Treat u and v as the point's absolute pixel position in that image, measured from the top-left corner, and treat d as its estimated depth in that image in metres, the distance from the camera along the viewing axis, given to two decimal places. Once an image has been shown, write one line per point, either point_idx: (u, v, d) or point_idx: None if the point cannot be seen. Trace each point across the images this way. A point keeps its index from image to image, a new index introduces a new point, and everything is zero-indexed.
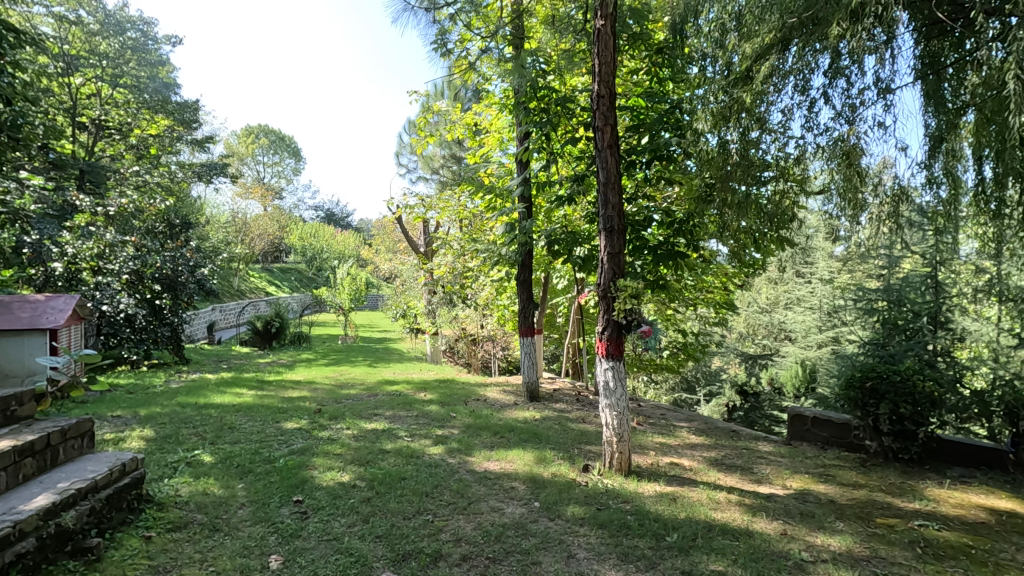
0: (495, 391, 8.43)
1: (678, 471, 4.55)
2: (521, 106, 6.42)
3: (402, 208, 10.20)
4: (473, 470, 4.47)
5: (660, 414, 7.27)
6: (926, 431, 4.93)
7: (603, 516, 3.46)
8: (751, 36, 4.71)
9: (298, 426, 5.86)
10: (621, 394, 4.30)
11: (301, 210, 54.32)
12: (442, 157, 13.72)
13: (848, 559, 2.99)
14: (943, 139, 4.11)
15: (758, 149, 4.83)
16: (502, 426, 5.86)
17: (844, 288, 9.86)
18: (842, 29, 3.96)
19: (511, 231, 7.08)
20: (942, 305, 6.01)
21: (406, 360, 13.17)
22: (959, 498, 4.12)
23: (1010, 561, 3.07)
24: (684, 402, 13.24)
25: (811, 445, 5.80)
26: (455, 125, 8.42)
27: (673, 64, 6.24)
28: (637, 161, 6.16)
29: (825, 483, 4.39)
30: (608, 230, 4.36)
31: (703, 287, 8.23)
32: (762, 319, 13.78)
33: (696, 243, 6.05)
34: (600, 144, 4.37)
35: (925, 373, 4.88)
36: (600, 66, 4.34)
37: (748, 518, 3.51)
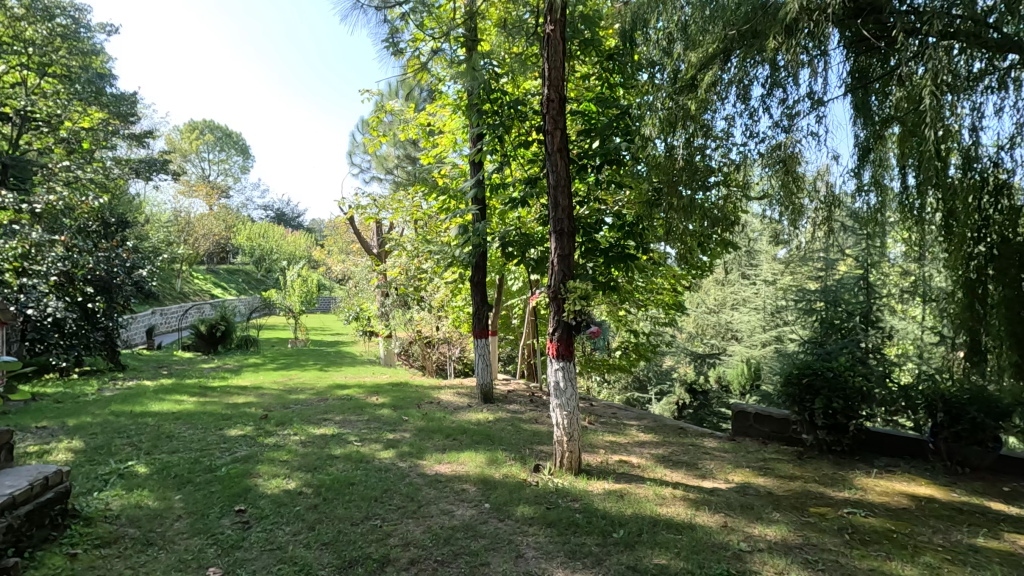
0: (448, 393, 8.40)
1: (626, 468, 4.66)
2: (474, 108, 6.42)
3: (354, 208, 10.01)
4: (424, 473, 4.44)
5: (611, 413, 7.40)
6: (857, 424, 5.21)
7: (551, 515, 3.50)
8: (696, 46, 4.95)
9: (242, 433, 5.65)
10: (571, 394, 4.36)
11: (249, 209, 52.36)
12: (396, 157, 13.59)
13: (782, 547, 3.13)
14: (869, 149, 4.41)
15: (703, 155, 5.00)
16: (454, 429, 5.83)
17: (785, 289, 10.30)
18: (778, 43, 4.29)
19: (464, 234, 7.07)
20: (873, 306, 6.36)
21: (358, 364, 12.89)
22: (884, 486, 4.39)
23: (927, 543, 3.29)
24: (637, 401, 13.49)
25: (753, 440, 6.05)
26: (408, 125, 8.36)
27: (623, 70, 6.36)
28: (589, 164, 6.25)
29: (765, 476, 4.59)
30: (558, 232, 4.41)
31: (653, 288, 8.43)
32: (710, 319, 14.21)
33: (646, 246, 6.18)
34: (550, 148, 4.43)
35: (855, 368, 5.22)
36: (550, 71, 4.40)
37: (691, 512, 3.62)
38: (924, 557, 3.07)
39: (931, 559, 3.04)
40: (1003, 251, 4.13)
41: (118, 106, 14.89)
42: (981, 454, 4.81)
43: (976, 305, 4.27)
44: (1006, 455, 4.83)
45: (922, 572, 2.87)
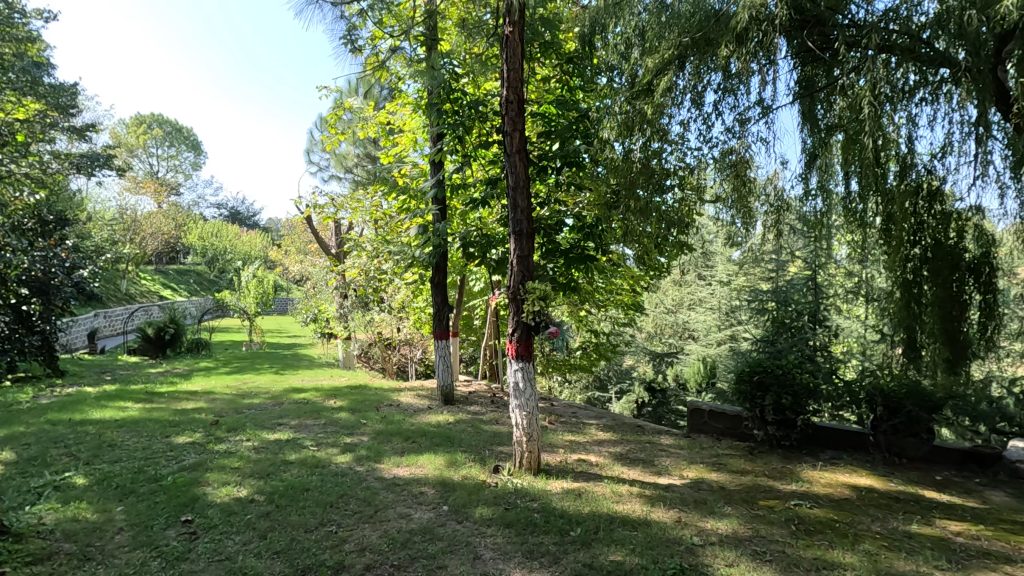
0: (409, 395, 8.30)
1: (585, 467, 4.71)
2: (434, 107, 6.37)
3: (312, 207, 9.77)
4: (382, 477, 4.37)
5: (571, 412, 7.47)
6: (804, 419, 5.46)
7: (510, 516, 3.50)
8: (652, 52, 5.04)
9: (191, 440, 5.44)
10: (531, 394, 4.38)
11: (201, 208, 50.41)
12: (356, 156, 13.32)
13: (733, 540, 3.23)
14: (815, 156, 4.61)
15: (660, 158, 5.11)
16: (414, 431, 5.77)
17: (739, 289, 10.61)
18: (730, 51, 4.47)
19: (424, 234, 7.04)
20: (820, 305, 6.62)
21: (316, 366, 12.58)
22: (829, 478, 4.59)
23: (867, 531, 3.45)
24: (598, 401, 13.65)
25: (708, 437, 6.20)
26: (368, 123, 8.22)
27: (582, 74, 6.41)
28: (549, 167, 6.21)
29: (717, 471, 4.72)
30: (517, 233, 4.42)
31: (613, 288, 8.55)
32: (668, 319, 14.48)
33: (605, 247, 6.24)
34: (509, 149, 4.44)
35: (803, 366, 5.44)
36: (508, 73, 4.41)
37: (647, 508, 3.69)
38: (863, 544, 3.22)
39: (870, 546, 3.19)
40: (935, 254, 4.45)
41: (57, 97, 14.10)
42: (915, 445, 5.15)
43: (912, 305, 4.58)
44: (939, 445, 5.16)
45: (861, 559, 3.01)
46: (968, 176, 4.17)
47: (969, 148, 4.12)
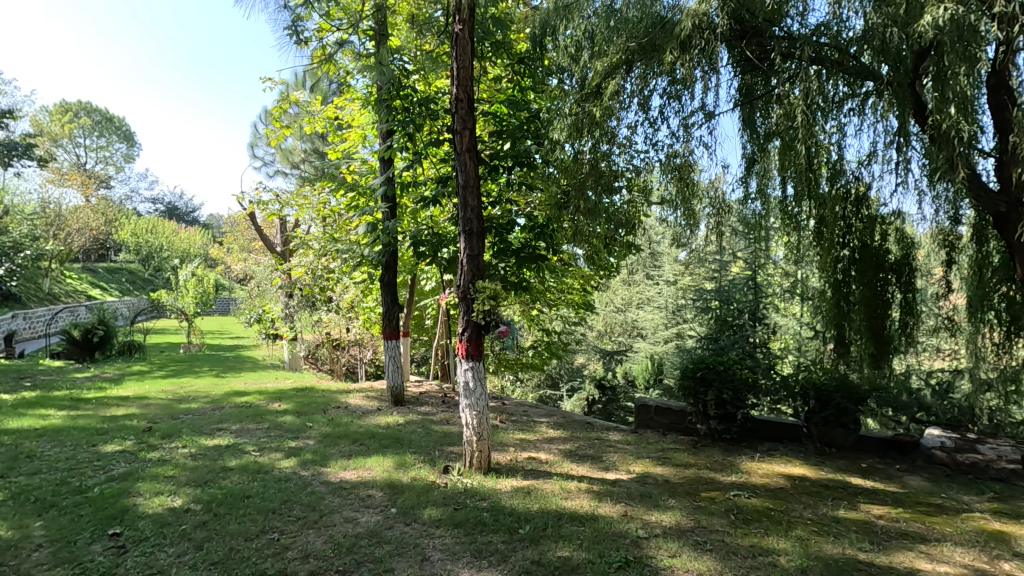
0: (358, 397, 8.13)
1: (534, 465, 4.75)
2: (383, 104, 6.26)
3: (255, 203, 9.40)
4: (328, 481, 4.26)
5: (522, 411, 7.51)
6: (744, 413, 5.69)
7: (459, 516, 3.48)
8: (601, 55, 5.15)
9: (120, 448, 5.12)
10: (481, 394, 4.38)
11: (134, 202, 47.58)
12: (303, 151, 12.88)
13: (676, 531, 3.33)
14: (754, 161, 4.81)
15: (609, 161, 5.20)
16: (362, 433, 5.66)
17: (685, 289, 10.93)
18: (675, 57, 4.66)
19: (372, 232, 6.89)
20: (759, 303, 6.91)
21: (260, 369, 12.12)
22: (766, 468, 4.81)
23: (799, 518, 3.64)
24: (549, 399, 13.77)
25: (654, 432, 6.34)
26: (315, 118, 7.99)
27: (533, 75, 6.41)
28: (501, 166, 6.20)
29: (662, 465, 4.86)
30: (467, 232, 4.41)
31: (563, 288, 8.63)
32: (617, 318, 14.73)
33: (556, 247, 6.30)
34: (459, 148, 4.42)
35: (743, 362, 5.68)
36: (458, 70, 4.38)
37: (594, 504, 3.76)
38: (795, 530, 3.40)
39: (802, 532, 3.37)
40: (862, 256, 5.03)
41: None
42: (844, 435, 5.48)
43: (842, 303, 5.08)
44: (864, 435, 5.50)
45: (794, 545, 3.17)
46: (891, 184, 4.51)
47: (892, 157, 4.42)
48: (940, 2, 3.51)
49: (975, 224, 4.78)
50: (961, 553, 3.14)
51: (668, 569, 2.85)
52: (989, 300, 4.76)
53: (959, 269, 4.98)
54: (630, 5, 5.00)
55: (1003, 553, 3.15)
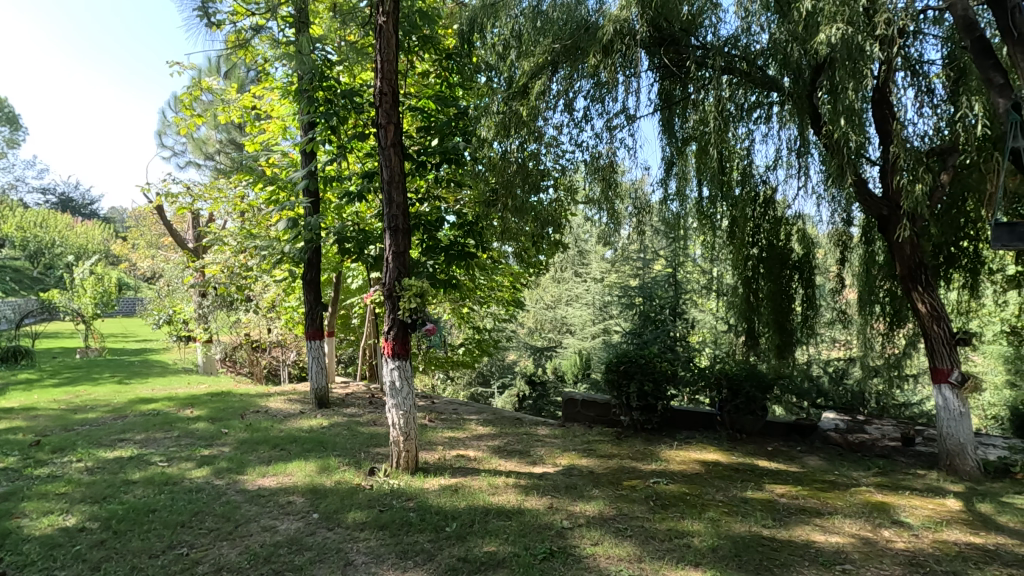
0: (278, 400, 7.76)
1: (462, 462, 4.74)
2: (304, 94, 6.01)
3: (162, 196, 8.74)
4: (244, 489, 4.05)
5: (452, 409, 7.46)
6: (663, 404, 5.98)
7: (384, 517, 3.42)
8: (527, 55, 5.26)
9: (1, 466, 4.61)
10: (407, 393, 4.32)
11: (20, 193, 42.81)
12: (219, 142, 12.03)
13: (599, 520, 3.44)
14: (672, 163, 5.03)
15: (537, 160, 5.28)
16: (283, 438, 5.42)
17: (611, 286, 11.23)
18: (598, 60, 4.83)
19: (294, 227, 6.57)
20: (679, 300, 7.23)
21: (169, 374, 11.28)
22: (683, 456, 5.07)
23: (712, 500, 3.87)
24: (480, 396, 13.73)
25: (581, 425, 6.50)
26: (230, 107, 7.52)
27: (462, 71, 6.32)
28: (428, 162, 6.08)
29: (587, 457, 5.01)
30: (392, 228, 4.32)
31: (493, 286, 8.63)
32: (547, 315, 14.90)
33: (486, 244, 6.29)
34: (383, 142, 4.32)
35: (662, 355, 5.95)
36: (382, 63, 4.28)
37: (521, 498, 3.81)
38: (708, 512, 3.61)
39: (714, 514, 3.58)
40: (769, 254, 5.50)
41: None
42: (753, 421, 5.87)
43: (751, 298, 5.60)
44: (771, 420, 5.94)
45: (706, 526, 3.37)
46: (793, 187, 4.90)
47: (794, 163, 4.76)
48: (832, 21, 3.81)
49: (865, 226, 5.30)
50: (850, 524, 3.46)
51: (591, 558, 2.93)
52: (876, 294, 5.30)
53: (850, 266, 5.51)
54: (556, 6, 5.18)
55: (885, 522, 3.50)
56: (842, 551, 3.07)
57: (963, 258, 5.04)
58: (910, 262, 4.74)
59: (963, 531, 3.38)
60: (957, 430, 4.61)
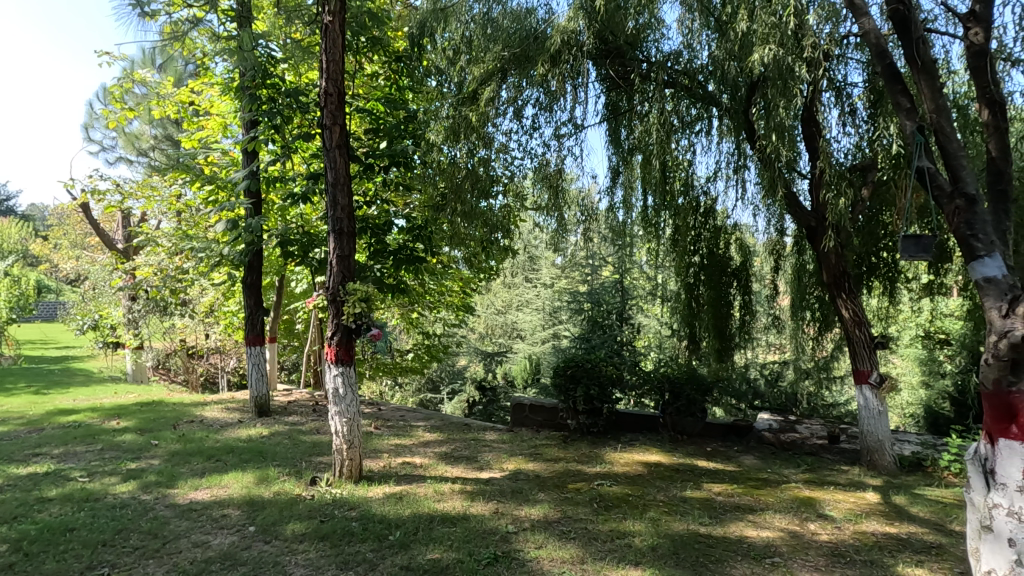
0: (215, 409, 7.42)
1: (408, 470, 4.68)
2: (246, 91, 5.81)
3: (89, 193, 8.20)
4: (174, 504, 3.84)
5: (399, 416, 7.34)
6: (609, 407, 6.11)
7: (325, 527, 3.33)
8: (477, 62, 5.29)
9: None
10: (352, 399, 4.22)
11: None
12: (153, 137, 11.39)
13: (543, 524, 3.48)
14: (618, 172, 5.16)
15: (487, 165, 5.30)
16: (218, 449, 5.18)
17: (561, 291, 11.35)
18: (546, 69, 4.93)
19: (234, 229, 6.30)
20: (626, 305, 7.40)
21: (93, 383, 10.56)
22: (626, 458, 5.19)
23: (653, 500, 3.99)
24: (429, 403, 13.53)
25: (528, 429, 6.54)
26: (165, 101, 7.17)
27: (411, 74, 6.26)
28: (376, 165, 5.96)
29: (534, 461, 5.05)
30: (337, 232, 4.23)
31: (443, 290, 8.57)
32: (498, 320, 14.88)
33: (435, 249, 6.24)
34: (328, 143, 4.23)
35: (608, 359, 6.09)
36: (328, 64, 4.19)
37: (467, 504, 3.80)
38: (650, 512, 3.71)
39: (654, 513, 3.69)
40: (709, 262, 5.73)
41: None
42: (692, 423, 6.06)
43: (693, 304, 5.82)
44: (710, 422, 6.16)
45: (647, 525, 3.46)
46: (732, 198, 5.12)
47: (732, 176, 4.99)
48: (765, 42, 4.04)
49: (796, 236, 5.60)
50: (779, 519, 3.65)
51: (535, 560, 2.96)
52: (806, 301, 5.62)
53: (783, 274, 5.81)
54: (506, 15, 5.25)
55: (811, 516, 3.71)
56: (772, 545, 3.22)
57: (882, 267, 5.42)
58: (835, 271, 5.05)
59: (880, 522, 3.62)
60: (877, 427, 4.94)
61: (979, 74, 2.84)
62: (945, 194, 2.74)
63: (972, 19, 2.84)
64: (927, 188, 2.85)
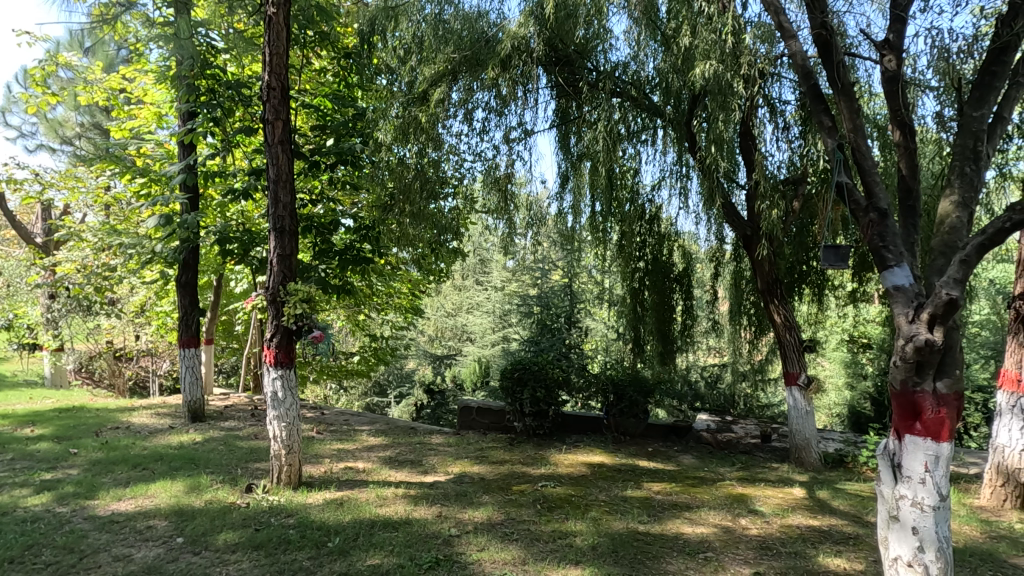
0: (143, 415, 7.01)
1: (350, 475, 4.57)
2: (183, 81, 5.54)
3: (4, 182, 7.59)
4: (94, 516, 3.60)
5: (342, 420, 7.17)
6: (555, 409, 6.19)
7: (259, 536, 3.21)
8: (428, 62, 5.24)
9: None
10: (292, 403, 4.10)
11: None
12: (79, 125, 10.68)
13: (487, 526, 3.49)
14: (567, 177, 5.24)
15: (437, 167, 5.27)
16: (145, 456, 4.90)
17: (512, 294, 11.41)
18: (497, 73, 4.97)
19: (168, 224, 5.97)
20: (574, 309, 7.52)
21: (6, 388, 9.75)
22: (571, 459, 5.28)
23: (595, 500, 4.07)
24: (376, 406, 13.24)
25: (475, 432, 6.53)
26: (93, 87, 6.73)
27: (361, 72, 6.17)
28: (322, 163, 5.81)
29: (479, 464, 5.05)
30: (278, 230, 4.10)
31: (391, 292, 8.44)
32: (448, 322, 14.76)
33: (382, 250, 6.13)
34: (270, 139, 4.10)
35: (555, 362, 6.19)
36: (271, 57, 4.05)
37: (410, 508, 3.75)
38: (591, 512, 3.79)
39: (595, 513, 3.76)
40: (653, 267, 5.91)
41: None
42: (635, 423, 6.24)
43: (637, 308, 5.98)
44: (651, 423, 6.35)
45: (588, 525, 3.53)
46: (676, 206, 5.30)
47: (676, 184, 5.16)
48: (706, 58, 4.22)
49: (735, 245, 5.85)
50: (714, 515, 3.80)
51: (477, 563, 2.96)
52: (743, 306, 5.89)
53: (722, 280, 6.07)
54: (458, 17, 5.25)
55: (742, 511, 3.89)
56: (705, 540, 3.35)
57: (812, 275, 5.75)
58: (768, 277, 5.32)
59: (804, 516, 3.83)
60: (804, 426, 5.24)
61: (892, 98, 3.08)
62: (860, 209, 2.94)
63: (887, 47, 3.09)
64: (845, 203, 3.05)
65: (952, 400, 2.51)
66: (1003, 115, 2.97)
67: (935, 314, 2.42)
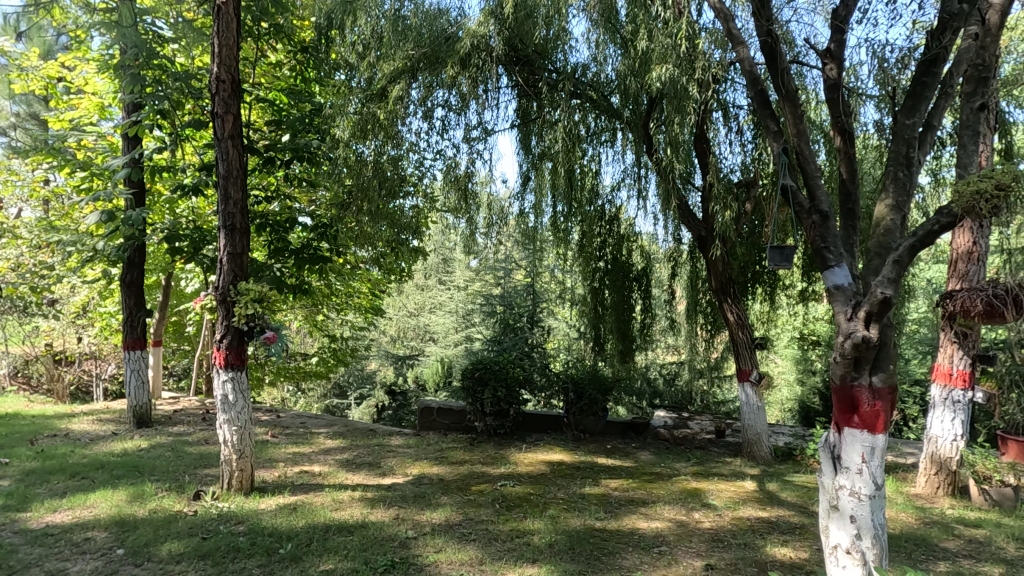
0: (85, 421, 6.65)
1: (305, 478, 4.47)
2: (126, 71, 5.30)
3: None
4: (25, 529, 3.40)
5: (299, 423, 7.00)
6: (516, 409, 6.20)
7: (206, 545, 3.10)
8: (387, 58, 5.16)
9: None
10: (243, 406, 3.97)
11: None
12: (15, 114, 10.06)
13: (444, 527, 3.46)
14: (528, 178, 5.28)
15: (397, 164, 5.18)
16: (85, 465, 4.65)
17: (474, 294, 11.32)
18: (457, 71, 4.93)
19: (111, 220, 5.66)
20: (536, 308, 7.54)
21: None
22: (531, 458, 5.29)
23: (553, 499, 4.10)
24: (336, 408, 12.95)
25: (436, 433, 6.46)
26: (28, 75, 6.36)
27: (319, 66, 6.04)
28: (278, 159, 5.59)
29: (439, 465, 5.00)
30: (228, 228, 3.95)
31: (350, 292, 8.26)
32: (410, 322, 14.55)
33: (341, 248, 5.97)
34: (219, 133, 3.94)
35: (515, 362, 6.21)
36: (220, 48, 3.90)
37: (366, 511, 3.69)
38: (549, 510, 3.81)
39: (553, 511, 3.79)
40: (613, 266, 5.98)
41: None
42: (594, 421, 6.33)
43: (598, 307, 6.04)
44: (610, 421, 6.44)
45: (546, 523, 3.55)
46: (636, 206, 5.35)
47: (635, 186, 5.22)
48: (663, 61, 4.27)
49: (691, 245, 5.98)
50: (668, 510, 3.88)
51: (433, 565, 2.94)
52: (700, 305, 6.03)
53: (680, 280, 6.19)
54: (418, 13, 5.20)
55: (696, 505, 3.98)
56: (659, 535, 3.42)
57: (764, 275, 5.93)
58: (722, 277, 5.47)
59: (754, 507, 3.96)
60: (755, 421, 5.41)
61: (834, 106, 3.19)
62: (804, 211, 3.04)
63: (829, 56, 3.20)
64: (791, 205, 3.15)
65: (887, 394, 2.62)
66: (933, 123, 3.12)
67: (871, 312, 2.53)
